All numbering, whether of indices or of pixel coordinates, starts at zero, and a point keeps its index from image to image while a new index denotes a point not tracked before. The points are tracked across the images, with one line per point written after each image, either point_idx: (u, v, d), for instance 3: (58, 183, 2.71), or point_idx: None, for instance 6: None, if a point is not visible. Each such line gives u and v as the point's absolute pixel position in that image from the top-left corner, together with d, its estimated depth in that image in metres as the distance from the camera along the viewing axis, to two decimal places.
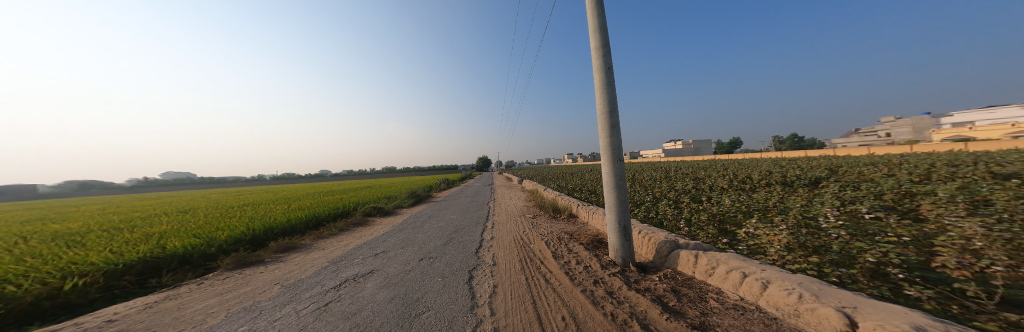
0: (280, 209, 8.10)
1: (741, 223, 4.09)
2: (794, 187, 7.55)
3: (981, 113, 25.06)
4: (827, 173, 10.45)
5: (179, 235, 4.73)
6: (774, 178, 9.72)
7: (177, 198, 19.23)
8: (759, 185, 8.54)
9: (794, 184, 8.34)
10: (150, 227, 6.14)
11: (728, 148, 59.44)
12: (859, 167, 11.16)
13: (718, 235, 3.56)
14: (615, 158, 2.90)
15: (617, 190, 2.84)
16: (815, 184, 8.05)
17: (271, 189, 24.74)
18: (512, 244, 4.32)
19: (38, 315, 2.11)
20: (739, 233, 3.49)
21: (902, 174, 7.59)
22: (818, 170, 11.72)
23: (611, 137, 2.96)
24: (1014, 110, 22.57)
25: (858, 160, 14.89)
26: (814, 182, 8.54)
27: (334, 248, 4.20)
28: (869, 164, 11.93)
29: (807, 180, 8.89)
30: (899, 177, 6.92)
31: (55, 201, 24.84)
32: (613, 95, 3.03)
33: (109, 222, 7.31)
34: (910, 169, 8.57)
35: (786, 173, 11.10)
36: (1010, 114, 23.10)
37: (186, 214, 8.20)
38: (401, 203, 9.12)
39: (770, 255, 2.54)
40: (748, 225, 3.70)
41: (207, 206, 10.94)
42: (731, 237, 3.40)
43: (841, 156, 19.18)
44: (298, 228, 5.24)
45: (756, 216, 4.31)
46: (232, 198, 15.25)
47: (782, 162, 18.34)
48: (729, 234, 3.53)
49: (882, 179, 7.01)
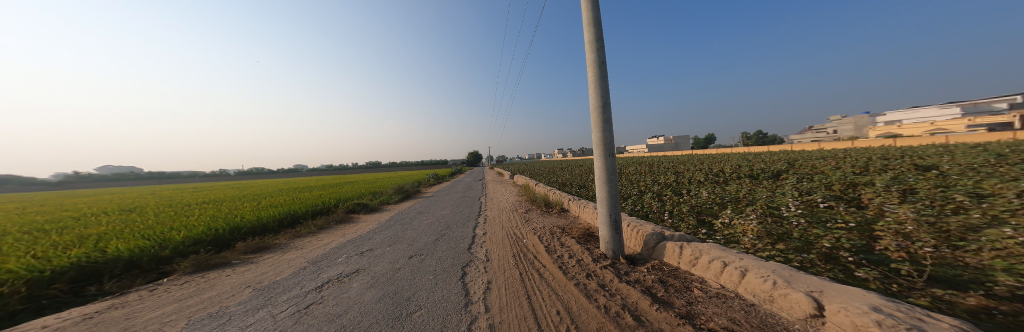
0: (250, 206, 7.45)
1: (717, 213, 4.41)
2: (760, 180, 8.26)
3: (908, 113, 28.82)
4: (786, 166, 11.55)
5: (129, 236, 4.22)
6: (742, 172, 10.58)
7: (125, 195, 17.16)
8: (731, 178, 9.25)
9: (760, 176, 9.13)
10: (92, 227, 5.43)
11: (701, 143, 63.56)
12: (813, 161, 12.43)
13: (697, 226, 3.82)
14: (606, 153, 2.95)
15: (608, 184, 2.91)
16: (777, 177, 8.87)
17: (236, 185, 22.73)
18: (505, 239, 4.33)
19: None
20: (714, 224, 3.77)
21: (847, 167, 8.57)
22: (780, 163, 12.89)
23: (604, 131, 2.99)
24: (933, 111, 26.22)
25: (811, 154, 16.59)
26: (776, 174, 9.41)
27: (314, 247, 3.95)
28: (820, 158, 13.34)
29: (770, 172, 9.75)
30: (845, 169, 7.80)
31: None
32: (606, 90, 3.05)
33: (37, 223, 6.36)
34: (853, 163, 9.70)
35: (752, 167, 12.13)
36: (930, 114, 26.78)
37: (137, 213, 7.34)
38: (386, 199, 8.76)
39: (744, 244, 2.76)
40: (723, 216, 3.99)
41: (159, 203, 9.78)
42: (707, 227, 3.66)
43: (797, 151, 21.26)
44: (271, 226, 4.85)
45: (730, 207, 4.65)
46: (191, 195, 13.84)
47: (749, 156, 20.00)
48: (706, 225, 3.79)
49: (832, 171, 7.86)
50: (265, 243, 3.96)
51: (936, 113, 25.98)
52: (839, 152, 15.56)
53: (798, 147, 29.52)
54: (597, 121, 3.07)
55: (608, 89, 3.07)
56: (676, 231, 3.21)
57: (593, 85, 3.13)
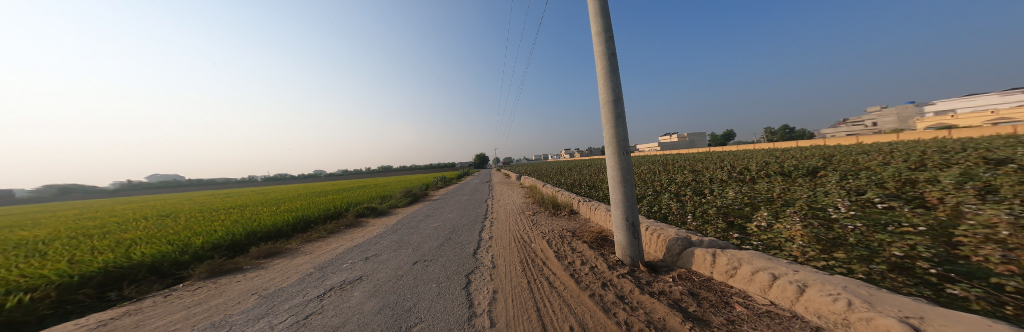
0: (268, 211, 7.72)
1: (749, 216, 3.95)
2: (792, 178, 7.53)
3: (963, 100, 25.78)
4: (821, 162, 10.54)
5: (155, 240, 4.42)
6: (770, 169, 9.75)
7: (163, 201, 18.51)
8: (758, 176, 8.53)
9: (792, 174, 8.35)
10: (127, 232, 5.78)
11: (721, 140, 60.26)
12: (853, 156, 11.28)
13: (727, 229, 3.43)
14: (620, 150, 2.69)
15: (623, 185, 2.64)
16: (813, 174, 8.06)
17: (259, 190, 24.08)
18: (512, 244, 4.14)
19: None
20: (749, 227, 3.36)
21: (897, 162, 7.64)
22: (813, 160, 11.81)
23: (617, 127, 2.73)
24: (994, 98, 23.33)
25: (849, 149, 15.15)
26: (811, 172, 8.56)
27: (322, 252, 3.96)
28: (861, 153, 12.10)
29: (804, 170, 8.90)
30: (896, 165, 6.94)
31: (31, 205, 23.87)
32: (617, 83, 2.80)
33: (85, 228, 6.92)
34: (904, 157, 8.64)
35: (782, 164, 11.19)
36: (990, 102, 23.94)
37: (168, 218, 7.81)
38: (395, 202, 8.82)
39: (791, 252, 2.38)
40: (756, 219, 3.57)
41: (190, 209, 10.44)
42: (739, 231, 3.27)
43: (832, 147, 19.54)
44: (284, 231, 4.95)
45: (764, 209, 4.18)
46: (219, 200, 14.76)
47: (776, 153, 18.61)
48: (737, 229, 3.40)
49: (879, 168, 7.02)
50: (277, 248, 3.99)
51: (999, 99, 23.02)
52: (883, 146, 14.08)
53: (832, 141, 27.16)
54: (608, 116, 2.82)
55: (619, 82, 2.83)
56: (704, 235, 2.87)
57: (602, 78, 2.90)
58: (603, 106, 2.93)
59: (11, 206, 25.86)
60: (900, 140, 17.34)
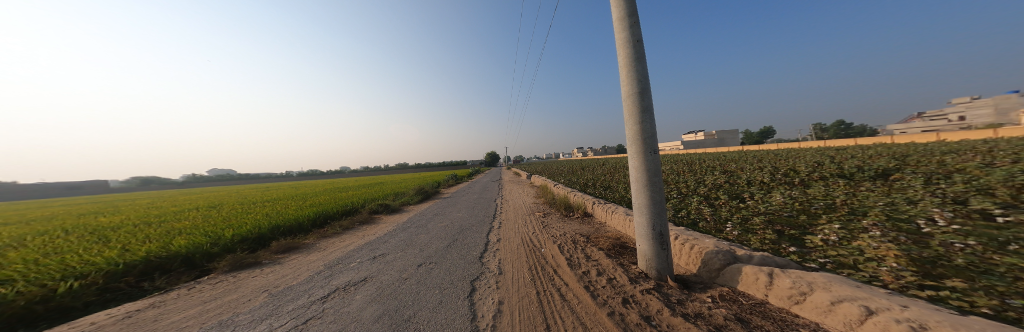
0: (294, 206, 8.23)
1: (803, 225, 3.31)
2: (854, 181, 6.42)
3: None
4: (889, 163, 8.97)
5: (193, 231, 4.79)
6: (823, 171, 8.48)
7: (215, 193, 20.81)
8: (808, 179, 7.43)
9: (853, 177, 7.15)
10: (176, 221, 6.41)
11: (758, 137, 54.68)
12: (932, 157, 9.50)
13: (779, 240, 2.86)
14: (647, 149, 2.30)
15: (650, 188, 2.26)
16: (880, 177, 6.83)
17: (293, 185, 26.13)
18: (521, 247, 3.89)
19: (32, 319, 2.06)
20: (806, 240, 2.76)
21: (1000, 166, 6.20)
22: (878, 160, 10.12)
23: (643, 124, 2.35)
24: None
25: (925, 148, 12.85)
26: (877, 175, 7.27)
27: (334, 249, 4.03)
28: (942, 153, 10.17)
29: (868, 172, 7.59)
30: (1001, 169, 5.61)
31: (117, 194, 28.14)
32: (644, 73, 2.42)
33: (145, 216, 7.80)
34: (1008, 159, 7.04)
35: (836, 165, 9.73)
36: None
37: (214, 210, 8.64)
38: (408, 200, 8.97)
39: (877, 275, 1.83)
40: (817, 232, 2.94)
41: (232, 201, 11.46)
42: (793, 244, 2.70)
43: (901, 145, 16.74)
44: (304, 226, 5.15)
45: (823, 219, 3.48)
46: (258, 193, 16.14)
47: (827, 152, 16.38)
48: (791, 241, 2.80)
49: (975, 173, 5.73)
50: (293, 243, 4.11)
51: None
52: (974, 145, 11.69)
53: (900, 139, 23.31)
54: (632, 111, 2.44)
55: (645, 72, 2.44)
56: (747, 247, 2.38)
57: (625, 69, 2.53)
58: (626, 101, 2.57)
59: (105, 195, 30.82)
60: (996, 138, 14.36)
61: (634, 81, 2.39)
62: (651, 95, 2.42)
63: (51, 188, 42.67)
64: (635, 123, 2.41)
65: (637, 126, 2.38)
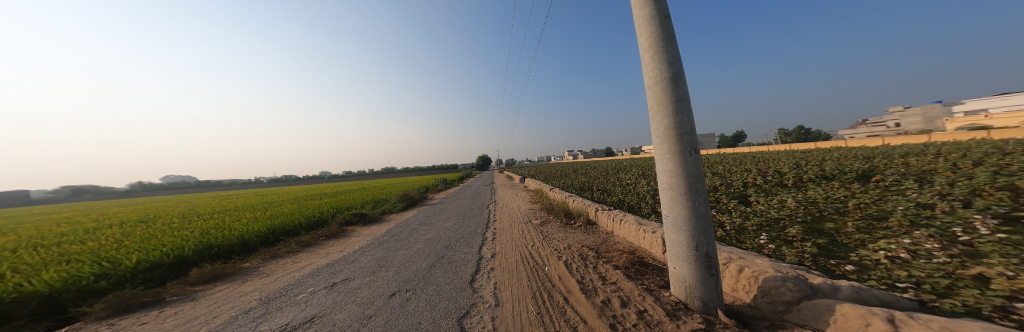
0: (249, 217, 7.02)
1: (840, 238, 2.95)
2: (844, 183, 6.46)
3: (996, 101, 24.25)
4: (862, 165, 9.41)
5: (91, 256, 3.67)
6: (808, 173, 8.68)
7: (163, 203, 18.19)
8: (798, 181, 7.50)
9: (839, 179, 7.28)
10: (81, 242, 5.08)
11: (731, 142, 58.47)
12: (896, 158, 10.17)
13: (828, 258, 2.45)
14: (684, 147, 1.77)
15: (692, 197, 1.73)
16: (864, 179, 6.99)
17: (258, 192, 23.59)
18: (521, 267, 3.26)
19: None
20: (861, 258, 2.36)
21: (967, 168, 6.56)
22: (851, 162, 10.67)
23: (678, 115, 1.83)
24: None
25: (884, 151, 13.92)
26: (860, 177, 7.48)
27: (283, 274, 3.15)
28: (903, 155, 10.94)
29: (850, 174, 7.81)
30: (975, 171, 5.84)
31: (34, 206, 23.88)
32: (675, 56, 1.94)
33: (48, 235, 6.25)
34: (966, 161, 7.55)
35: (815, 167, 10.11)
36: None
37: (147, 223, 7.22)
38: (388, 207, 8.01)
39: (988, 299, 1.42)
40: (865, 247, 2.56)
41: (175, 213, 9.77)
42: (849, 263, 2.28)
43: (859, 148, 18.25)
44: (251, 244, 4.18)
45: (853, 229, 3.16)
46: (212, 203, 14.13)
47: (799, 154, 17.40)
48: (843, 258, 2.39)
49: (953, 175, 5.94)
50: (226, 269, 3.18)
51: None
52: (924, 147, 12.79)
53: (854, 143, 25.60)
54: (662, 101, 1.93)
55: (676, 53, 1.95)
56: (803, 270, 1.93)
57: (650, 50, 2.04)
58: (651, 89, 2.07)
59: (19, 207, 26.08)
60: (936, 142, 16.01)
61: (665, 63, 1.89)
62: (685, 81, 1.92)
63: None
64: (665, 115, 1.89)
65: (670, 117, 1.86)
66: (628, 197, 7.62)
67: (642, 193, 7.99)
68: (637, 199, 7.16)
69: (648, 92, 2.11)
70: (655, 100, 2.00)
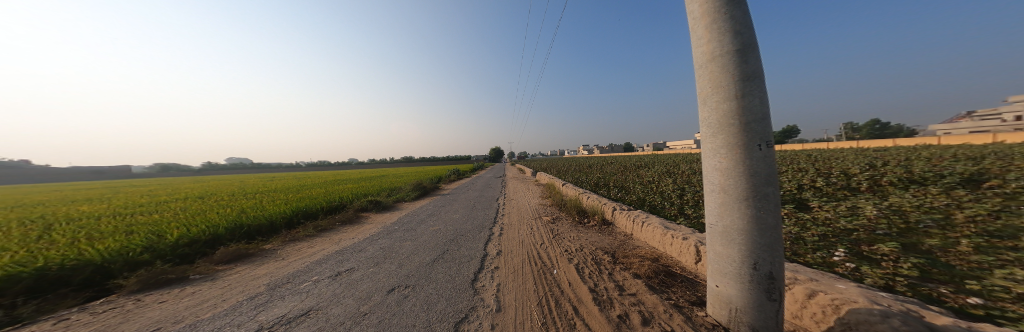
0: (281, 199, 7.60)
1: (954, 264, 2.20)
2: (939, 189, 5.16)
3: None
4: (961, 167, 7.59)
5: (145, 228, 4.12)
6: (883, 175, 7.20)
7: (221, 183, 20.85)
8: (870, 185, 6.22)
9: (929, 184, 5.89)
10: (145, 214, 5.80)
11: (778, 137, 51.66)
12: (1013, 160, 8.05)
13: (936, 285, 1.81)
14: (748, 139, 1.32)
15: (755, 204, 1.28)
16: (966, 185, 5.57)
17: (295, 176, 25.93)
18: (527, 268, 2.99)
19: None
20: (995, 289, 1.68)
21: None
22: (944, 163, 8.68)
23: (744, 98, 1.37)
24: None
25: (991, 150, 11.19)
26: (959, 181, 6.00)
27: (296, 258, 3.25)
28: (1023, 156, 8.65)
29: (945, 178, 6.30)
30: None
31: (131, 181, 28.82)
32: (746, 22, 1.45)
33: (125, 207, 7.28)
34: None
35: (893, 167, 8.38)
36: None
37: (201, 200, 8.17)
38: (403, 196, 8.21)
39: None
40: (1002, 276, 1.83)
41: (225, 192, 10.97)
42: (973, 295, 1.63)
43: (953, 147, 14.92)
44: (275, 227, 4.45)
45: (971, 251, 2.36)
46: (256, 184, 15.69)
47: (868, 153, 14.71)
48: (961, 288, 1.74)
49: None
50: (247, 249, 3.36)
51: None
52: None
53: (946, 140, 21.00)
54: (721, 81, 1.48)
55: (747, 19, 1.46)
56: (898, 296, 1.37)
57: (709, 17, 1.57)
58: (705, 69, 1.63)
59: (121, 181, 31.72)
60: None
61: (730, 31, 1.42)
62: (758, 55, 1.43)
63: (80, 172, 44.83)
64: (725, 98, 1.44)
65: (731, 100, 1.41)
66: (652, 196, 6.93)
67: (668, 192, 7.22)
68: (662, 199, 6.46)
69: (703, 72, 1.66)
70: (712, 81, 1.55)
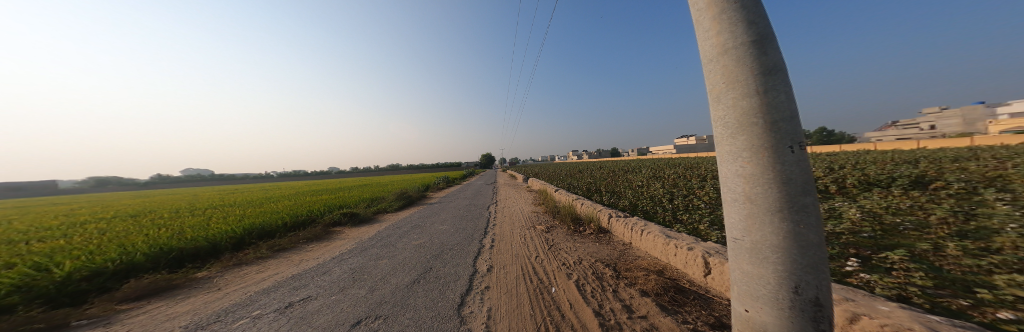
0: (236, 214, 6.62)
1: (949, 269, 2.21)
2: (898, 191, 5.59)
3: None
4: (905, 170, 8.49)
5: (37, 259, 3.24)
6: (844, 177, 7.81)
7: (172, 195, 18.39)
8: (837, 187, 6.67)
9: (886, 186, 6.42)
10: (51, 239, 4.71)
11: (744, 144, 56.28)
12: (944, 163, 9.15)
13: (954, 296, 1.73)
14: (779, 140, 1.01)
15: (792, 219, 0.97)
16: (916, 186, 6.14)
17: (263, 187, 23.60)
18: (521, 287, 2.63)
19: None
20: (1008, 299, 1.63)
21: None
22: (890, 166, 9.68)
23: (766, 92, 1.10)
24: None
25: (922, 154, 12.76)
26: (908, 183, 6.62)
27: (239, 287, 2.66)
28: (948, 159, 9.91)
29: (896, 180, 6.94)
30: None
31: (54, 197, 24.60)
32: (760, 12, 1.24)
33: (29, 230, 5.94)
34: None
35: (849, 170, 9.20)
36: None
37: (135, 219, 6.91)
38: (384, 206, 7.54)
39: None
40: (1008, 284, 1.80)
41: (171, 207, 9.51)
42: (993, 306, 1.55)
43: (890, 151, 16.93)
44: (221, 247, 3.73)
45: (958, 256, 2.41)
46: (212, 197, 13.89)
47: (823, 157, 16.27)
48: (974, 298, 1.67)
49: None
50: (170, 282, 2.67)
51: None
52: (972, 150, 11.53)
53: (883, 145, 23.88)
54: (735, 74, 1.21)
55: (762, 9, 1.24)
56: (948, 318, 1.20)
57: (716, 7, 1.34)
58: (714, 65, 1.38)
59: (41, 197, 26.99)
60: (979, 145, 14.69)
61: (743, 19, 1.18)
62: (779, 47, 1.19)
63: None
64: (740, 94, 1.17)
65: (750, 97, 1.14)
66: (642, 201, 6.92)
67: (658, 196, 7.25)
68: (653, 204, 6.44)
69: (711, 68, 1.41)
70: (723, 77, 1.29)
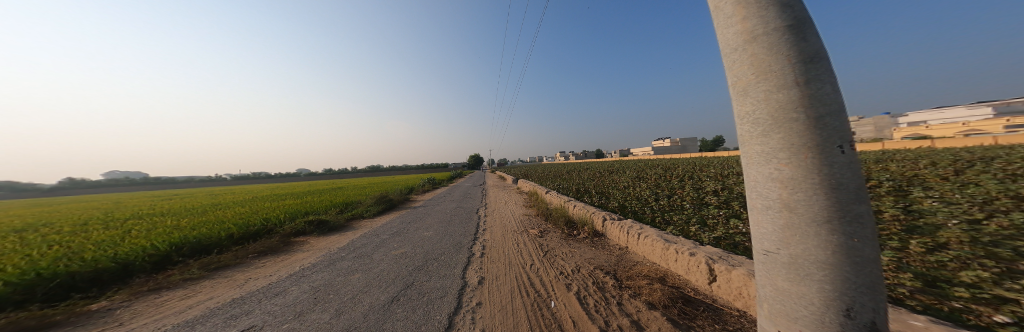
0: (169, 225, 5.49)
1: (915, 265, 2.45)
2: None
3: (934, 114, 27.19)
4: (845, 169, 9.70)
5: None
6: None
7: (90, 202, 15.25)
8: None
9: None
10: None
11: (709, 146, 61.62)
12: (872, 163, 10.63)
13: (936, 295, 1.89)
14: (830, 137, 0.76)
15: (849, 232, 0.76)
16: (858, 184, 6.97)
17: (211, 191, 20.53)
18: (518, 301, 2.36)
19: None
20: (984, 298, 1.79)
21: (949, 174, 6.72)
22: None
23: (810, 83, 0.85)
24: (963, 109, 24.57)
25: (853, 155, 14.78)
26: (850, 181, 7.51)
27: (153, 320, 2.04)
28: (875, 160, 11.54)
29: None
30: (963, 180, 5.93)
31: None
32: None
33: None
34: (941, 166, 7.88)
35: None
36: (959, 114, 25.22)
37: (23, 233, 5.44)
38: (359, 212, 6.79)
39: None
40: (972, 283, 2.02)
41: (82, 217, 7.75)
42: (977, 306, 1.69)
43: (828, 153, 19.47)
44: (137, 267, 2.96)
45: (918, 254, 2.69)
46: (142, 204, 11.67)
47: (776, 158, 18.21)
48: (955, 296, 1.83)
49: (943, 182, 5.99)
50: (37, 318, 1.92)
51: (966, 113, 24.31)
52: (891, 153, 13.55)
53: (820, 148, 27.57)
54: (766, 64, 0.97)
55: None
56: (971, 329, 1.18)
57: None
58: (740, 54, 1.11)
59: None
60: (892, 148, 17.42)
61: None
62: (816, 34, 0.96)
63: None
64: (775, 88, 0.91)
65: (786, 91, 0.88)
66: (630, 202, 7.03)
67: (644, 197, 7.39)
68: (641, 205, 6.56)
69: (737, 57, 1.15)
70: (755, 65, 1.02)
